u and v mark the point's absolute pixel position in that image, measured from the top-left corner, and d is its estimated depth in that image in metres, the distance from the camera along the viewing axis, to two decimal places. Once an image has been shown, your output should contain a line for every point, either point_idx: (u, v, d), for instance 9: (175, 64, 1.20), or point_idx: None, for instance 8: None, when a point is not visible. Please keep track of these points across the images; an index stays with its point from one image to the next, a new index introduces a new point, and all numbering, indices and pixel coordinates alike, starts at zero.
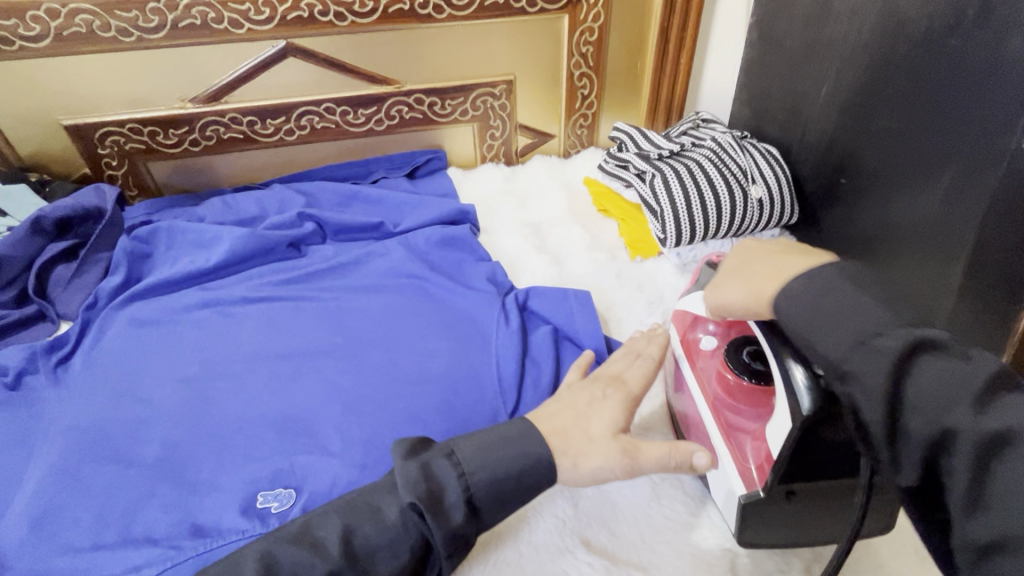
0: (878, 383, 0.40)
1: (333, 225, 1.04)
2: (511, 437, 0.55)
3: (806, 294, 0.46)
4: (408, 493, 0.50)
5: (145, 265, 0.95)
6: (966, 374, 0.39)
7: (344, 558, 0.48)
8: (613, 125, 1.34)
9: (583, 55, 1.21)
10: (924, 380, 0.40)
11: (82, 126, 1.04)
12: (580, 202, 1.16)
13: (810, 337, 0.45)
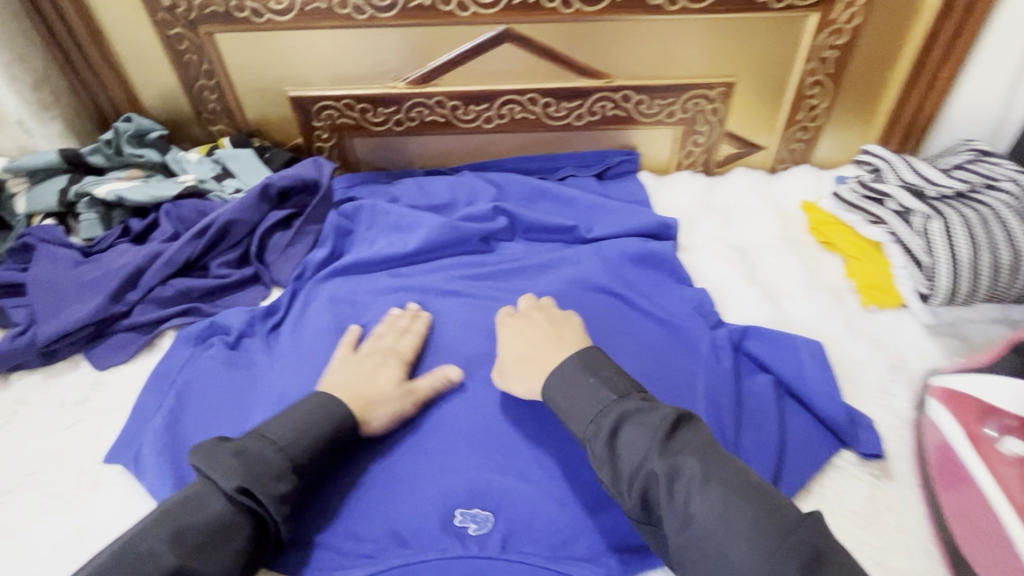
0: (634, 450, 0.55)
1: (525, 223, 0.99)
2: (308, 411, 0.64)
3: (571, 396, 0.62)
4: (229, 480, 0.55)
5: (344, 242, 0.96)
6: (621, 407, 0.59)
7: (181, 558, 0.51)
8: (837, 140, 1.16)
9: (823, 60, 1.04)
10: (628, 433, 0.57)
11: (304, 99, 1.09)
12: (794, 228, 1.01)
13: (579, 428, 0.60)
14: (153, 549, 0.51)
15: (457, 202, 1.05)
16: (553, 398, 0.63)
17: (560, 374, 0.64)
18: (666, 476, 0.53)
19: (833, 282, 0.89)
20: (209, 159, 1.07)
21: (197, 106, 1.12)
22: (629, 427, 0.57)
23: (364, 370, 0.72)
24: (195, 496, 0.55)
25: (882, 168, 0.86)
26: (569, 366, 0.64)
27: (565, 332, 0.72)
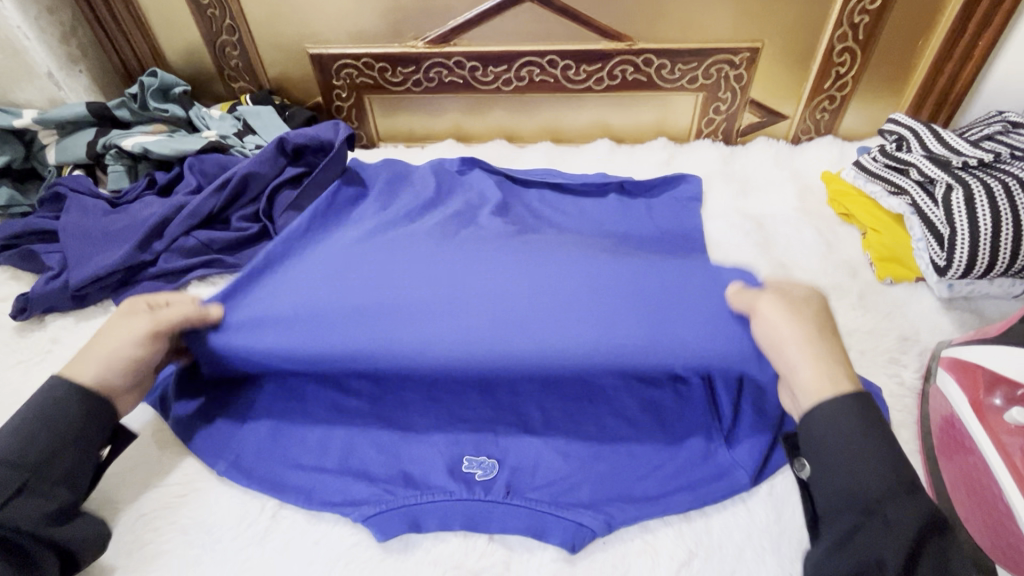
0: (884, 485, 0.50)
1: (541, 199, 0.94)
2: (46, 400, 0.57)
3: (847, 424, 0.52)
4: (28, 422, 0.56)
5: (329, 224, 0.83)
6: (939, 538, 0.48)
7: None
8: (864, 111, 1.13)
9: (854, 26, 1.01)
10: (931, 552, 0.48)
11: (324, 57, 1.10)
12: (811, 199, 1.00)
13: (854, 469, 0.51)
14: None
15: (461, 204, 0.90)
16: (826, 435, 0.53)
17: (839, 412, 0.53)
18: None
19: (848, 254, 0.89)
20: (231, 116, 1.09)
21: (219, 63, 1.13)
22: (928, 548, 0.48)
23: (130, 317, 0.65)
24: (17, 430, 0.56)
25: (908, 137, 0.84)
26: (852, 407, 0.53)
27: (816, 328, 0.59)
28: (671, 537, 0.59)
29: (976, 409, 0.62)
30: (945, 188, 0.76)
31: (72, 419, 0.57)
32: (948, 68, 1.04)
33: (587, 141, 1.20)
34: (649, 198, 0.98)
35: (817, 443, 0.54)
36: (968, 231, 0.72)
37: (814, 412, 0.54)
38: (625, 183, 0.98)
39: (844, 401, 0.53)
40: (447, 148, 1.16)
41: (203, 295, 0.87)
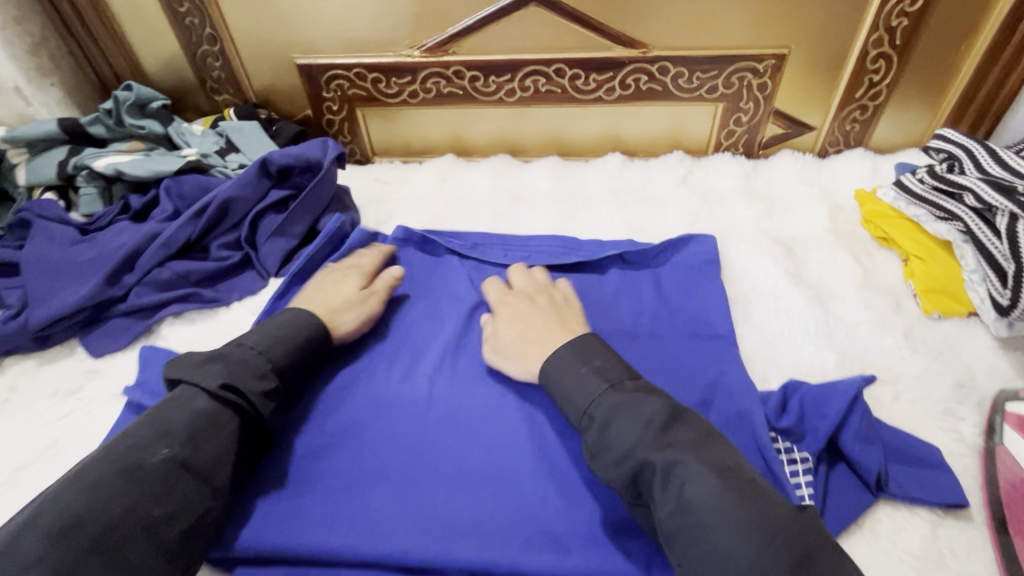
0: (706, 496, 0.45)
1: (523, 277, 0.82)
2: (194, 407, 0.56)
3: (568, 357, 0.59)
4: (215, 377, 0.57)
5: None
6: (640, 412, 0.51)
7: (176, 450, 0.52)
8: (897, 121, 1.04)
9: (891, 30, 0.92)
10: (624, 421, 0.51)
11: (313, 67, 1.02)
12: (844, 220, 0.91)
13: (574, 392, 0.56)
14: (179, 406, 0.56)
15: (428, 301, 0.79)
16: (551, 378, 0.59)
17: (560, 358, 0.59)
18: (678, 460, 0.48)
19: (888, 284, 0.81)
20: (213, 132, 1.01)
21: (201, 74, 1.05)
22: (630, 412, 0.52)
23: (325, 283, 0.74)
24: (176, 400, 0.56)
25: (959, 157, 0.75)
26: (565, 350, 0.59)
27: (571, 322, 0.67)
28: None
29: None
30: (1008, 219, 0.67)
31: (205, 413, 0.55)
32: (993, 73, 0.94)
33: (596, 154, 1.11)
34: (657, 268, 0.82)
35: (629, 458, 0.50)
36: None
37: (546, 374, 0.60)
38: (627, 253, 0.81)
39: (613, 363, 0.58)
40: (446, 163, 1.08)
41: (178, 333, 0.79)
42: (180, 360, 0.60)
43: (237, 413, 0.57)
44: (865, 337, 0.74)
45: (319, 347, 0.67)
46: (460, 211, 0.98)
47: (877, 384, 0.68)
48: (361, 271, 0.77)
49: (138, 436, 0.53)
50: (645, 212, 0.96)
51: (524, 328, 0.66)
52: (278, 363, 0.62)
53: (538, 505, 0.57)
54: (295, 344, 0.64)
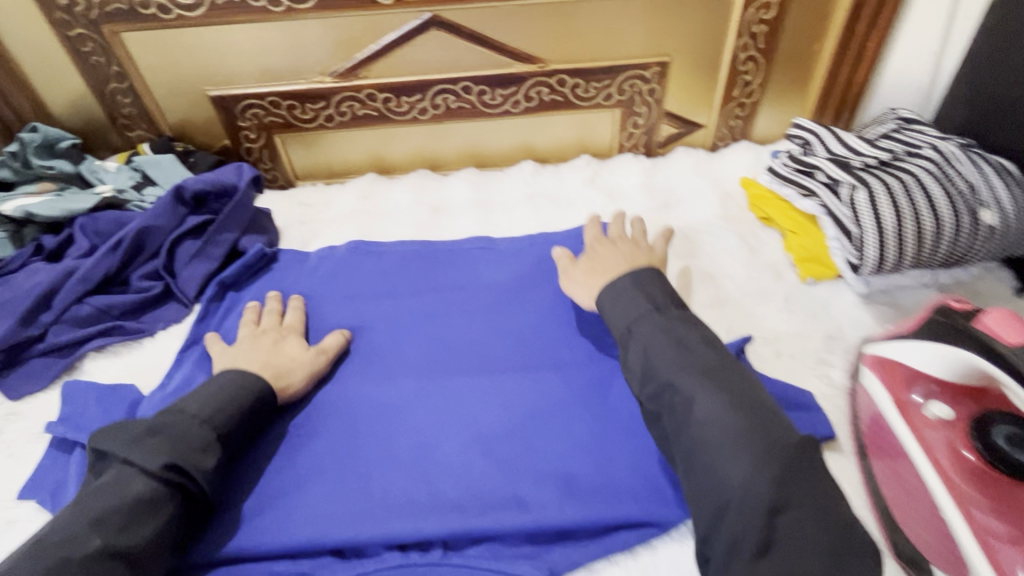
0: (711, 414, 0.51)
1: (445, 282, 0.89)
2: (134, 475, 0.53)
3: (623, 287, 0.66)
4: (154, 458, 0.54)
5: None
6: (675, 338, 0.59)
7: (111, 540, 0.49)
8: (773, 115, 1.17)
9: (754, 36, 1.05)
10: (656, 349, 0.58)
11: (226, 98, 1.04)
12: (733, 205, 1.02)
13: (611, 317, 0.65)
14: (110, 487, 0.52)
15: (354, 311, 0.85)
16: (604, 306, 0.67)
17: (618, 285, 0.66)
18: (691, 393, 0.53)
19: (771, 258, 0.91)
20: (128, 167, 1.02)
21: (111, 111, 1.06)
22: (658, 338, 0.59)
23: (264, 345, 0.74)
24: (112, 480, 0.53)
25: (812, 141, 0.86)
26: (624, 281, 0.66)
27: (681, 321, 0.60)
28: None
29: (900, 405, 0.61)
30: (850, 189, 0.78)
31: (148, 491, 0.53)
32: (844, 69, 1.08)
33: (511, 163, 1.18)
34: None
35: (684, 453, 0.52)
36: (875, 229, 0.74)
37: (601, 298, 0.67)
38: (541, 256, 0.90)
39: (631, 287, 0.65)
40: (368, 182, 1.12)
41: (101, 367, 0.78)
42: (115, 428, 0.57)
43: (179, 494, 0.55)
44: (752, 306, 0.83)
45: (263, 408, 0.66)
46: (383, 226, 1.02)
47: (763, 344, 0.77)
48: (293, 331, 0.78)
49: (71, 519, 0.50)
50: (556, 213, 1.03)
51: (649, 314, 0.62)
52: (222, 435, 0.60)
53: (461, 476, 0.64)
54: (239, 408, 0.63)
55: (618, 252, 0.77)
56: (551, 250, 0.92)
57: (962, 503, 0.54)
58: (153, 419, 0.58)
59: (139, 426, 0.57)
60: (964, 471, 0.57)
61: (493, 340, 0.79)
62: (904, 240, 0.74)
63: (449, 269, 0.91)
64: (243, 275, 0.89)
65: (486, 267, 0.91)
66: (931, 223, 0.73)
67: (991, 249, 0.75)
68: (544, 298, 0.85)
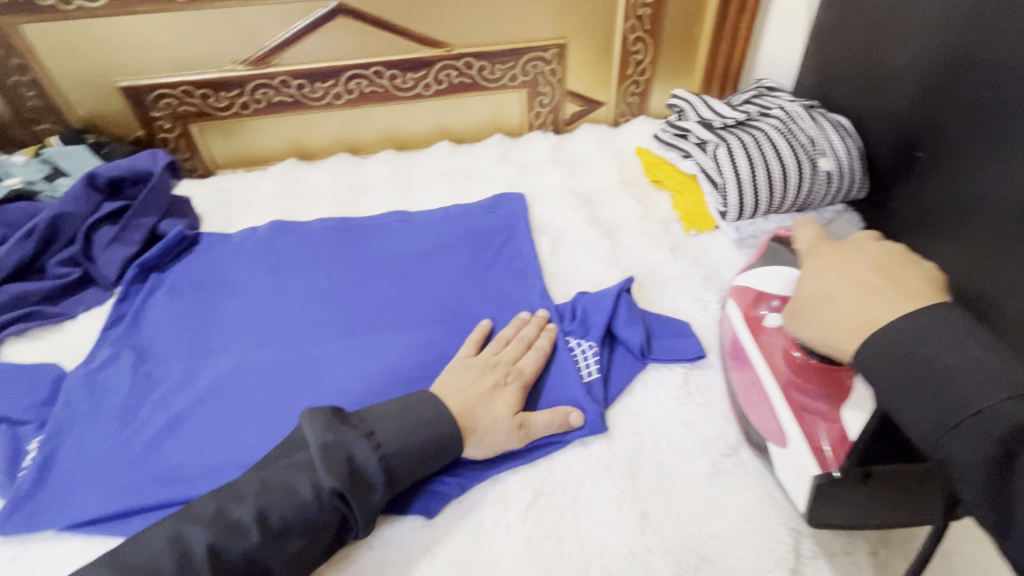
0: (974, 375, 0.39)
1: (366, 253, 0.95)
2: (374, 471, 0.56)
3: (881, 344, 0.43)
4: (331, 476, 0.54)
5: (141, 358, 0.78)
6: (910, 343, 0.42)
7: (263, 543, 0.51)
8: (665, 92, 1.29)
9: (639, 18, 1.15)
10: (884, 360, 0.43)
11: (136, 88, 1.05)
12: (630, 172, 1.12)
13: (886, 389, 0.42)
14: (288, 483, 0.54)
15: (277, 284, 0.89)
16: (870, 370, 0.43)
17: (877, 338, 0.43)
18: (936, 363, 0.40)
19: (661, 215, 1.02)
20: (37, 160, 1.01)
21: (14, 105, 1.05)
22: (898, 350, 0.42)
23: (481, 387, 0.66)
24: (289, 476, 0.55)
25: (685, 109, 0.98)
26: (891, 327, 0.43)
27: (912, 279, 0.47)
28: (518, 484, 0.64)
29: (748, 320, 0.70)
30: (713, 146, 0.90)
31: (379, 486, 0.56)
32: (720, 48, 1.21)
33: (429, 145, 1.25)
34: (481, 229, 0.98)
35: (868, 358, 0.44)
36: (733, 177, 0.86)
37: (866, 351, 0.44)
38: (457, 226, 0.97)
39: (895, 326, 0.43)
40: (288, 167, 1.16)
41: (21, 350, 0.80)
42: (318, 419, 0.57)
43: (340, 512, 0.55)
44: (643, 256, 0.93)
45: (449, 456, 0.61)
46: (305, 206, 1.06)
47: (650, 287, 0.88)
48: (522, 380, 0.69)
49: (242, 503, 0.53)
50: (471, 187, 1.11)
51: (845, 277, 0.50)
52: (393, 472, 0.57)
53: None
54: (435, 433, 0.61)
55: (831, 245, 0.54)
56: (465, 219, 1.00)
57: (785, 389, 0.61)
58: (350, 428, 0.58)
59: (335, 430, 0.57)
60: (804, 366, 0.60)
61: (414, 302, 0.86)
62: (757, 187, 0.86)
63: (369, 242, 0.96)
64: (164, 257, 0.92)
65: (404, 237, 0.97)
66: (778, 167, 0.85)
67: (828, 194, 0.88)
68: (458, 261, 0.92)
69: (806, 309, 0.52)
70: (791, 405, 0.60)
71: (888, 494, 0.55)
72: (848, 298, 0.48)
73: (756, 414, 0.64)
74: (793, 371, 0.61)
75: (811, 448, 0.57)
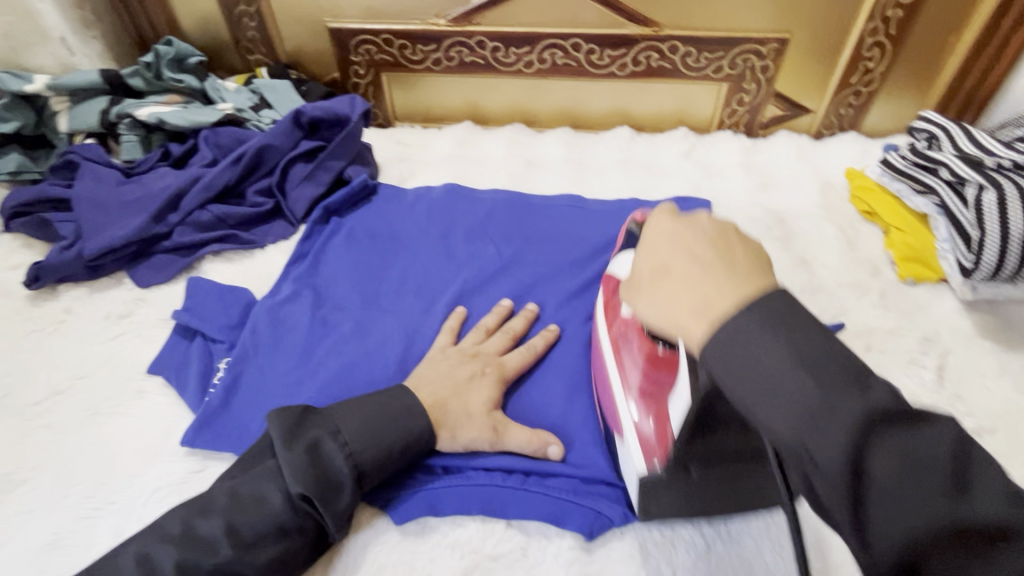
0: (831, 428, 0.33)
1: (535, 234, 0.90)
2: (263, 474, 0.55)
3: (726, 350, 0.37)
4: (297, 483, 0.52)
5: (319, 301, 0.80)
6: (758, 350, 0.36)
7: (237, 554, 0.51)
8: (889, 108, 1.11)
9: (886, 20, 0.99)
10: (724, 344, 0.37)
11: (343, 31, 1.08)
12: (834, 195, 0.98)
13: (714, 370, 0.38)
14: (249, 497, 0.53)
15: (446, 248, 0.88)
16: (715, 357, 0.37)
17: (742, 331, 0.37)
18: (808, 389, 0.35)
19: (870, 253, 0.88)
20: (247, 89, 1.07)
21: (236, 34, 1.11)
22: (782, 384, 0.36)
23: (457, 376, 0.65)
24: (249, 493, 0.53)
25: (938, 136, 0.84)
26: (751, 327, 0.37)
27: (740, 259, 0.41)
28: (689, 530, 0.58)
29: (606, 305, 0.66)
30: (976, 189, 0.76)
31: (344, 501, 0.54)
32: (979, 65, 1.01)
33: (606, 127, 1.17)
34: None
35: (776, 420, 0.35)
36: (998, 234, 0.72)
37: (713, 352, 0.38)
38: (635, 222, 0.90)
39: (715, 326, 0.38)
40: (464, 130, 1.14)
41: (217, 270, 0.86)
42: (281, 423, 0.55)
43: (313, 517, 0.54)
44: (846, 298, 0.81)
45: (423, 448, 0.60)
46: (478, 173, 1.04)
47: (853, 336, 0.77)
48: (499, 373, 0.67)
49: (209, 517, 0.52)
50: (650, 182, 1.03)
51: (681, 246, 0.43)
52: (364, 470, 0.56)
53: (548, 417, 0.67)
54: (409, 435, 0.58)
55: (696, 233, 0.44)
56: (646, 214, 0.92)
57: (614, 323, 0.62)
58: (309, 429, 0.55)
59: (296, 436, 0.54)
60: (650, 356, 0.55)
61: (583, 298, 0.81)
62: None
63: (540, 221, 0.92)
64: (345, 203, 0.93)
65: (578, 223, 0.92)
66: None
67: None
68: None
69: (644, 282, 0.44)
70: (630, 410, 0.56)
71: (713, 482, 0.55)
72: (684, 269, 0.41)
73: (604, 398, 0.63)
74: (642, 363, 0.56)
75: (639, 442, 0.55)
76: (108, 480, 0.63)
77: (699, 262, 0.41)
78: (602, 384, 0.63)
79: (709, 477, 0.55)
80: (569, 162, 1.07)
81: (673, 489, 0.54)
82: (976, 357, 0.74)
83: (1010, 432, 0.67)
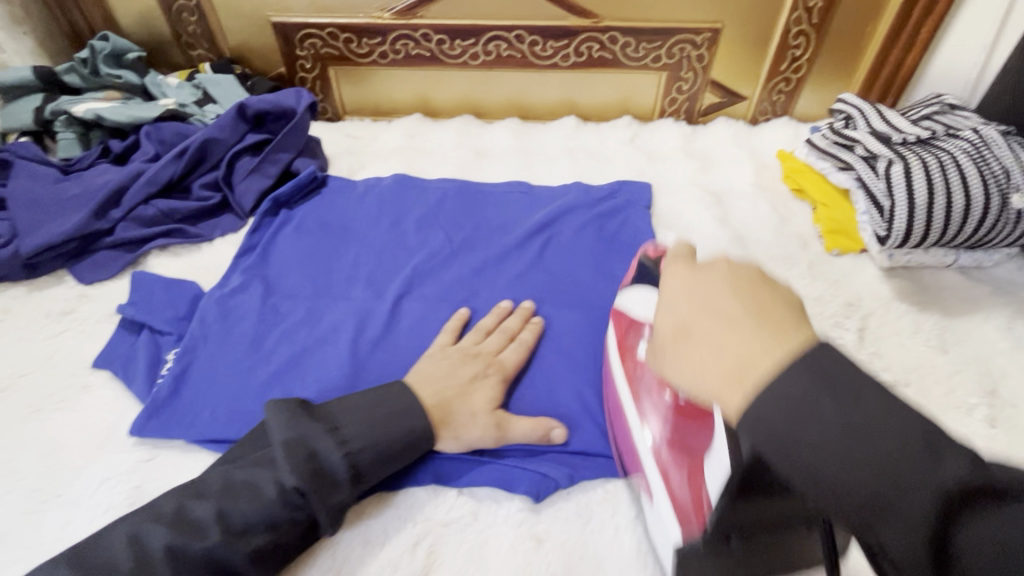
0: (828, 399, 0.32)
1: (485, 218, 0.93)
2: (255, 464, 0.55)
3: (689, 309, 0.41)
4: (294, 475, 0.52)
5: (269, 290, 0.80)
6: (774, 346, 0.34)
7: (224, 541, 0.50)
8: (817, 94, 1.18)
9: (808, 10, 1.05)
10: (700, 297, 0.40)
11: (288, 25, 1.08)
12: (767, 176, 1.04)
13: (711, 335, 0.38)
14: (246, 486, 0.53)
15: (395, 234, 0.90)
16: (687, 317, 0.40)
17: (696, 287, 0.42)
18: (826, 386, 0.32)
19: (800, 228, 0.94)
20: (190, 84, 1.06)
21: (177, 29, 1.10)
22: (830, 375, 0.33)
23: None
24: (247, 482, 0.54)
25: (854, 116, 0.90)
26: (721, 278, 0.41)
27: (776, 312, 0.38)
28: (630, 486, 0.61)
29: (620, 346, 0.63)
30: (887, 162, 0.82)
31: (336, 495, 0.54)
32: (894, 52, 1.08)
33: (554, 118, 1.20)
34: (604, 208, 0.94)
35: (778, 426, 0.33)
36: (906, 202, 0.79)
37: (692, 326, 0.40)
38: (579, 203, 0.94)
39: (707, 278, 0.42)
40: (414, 122, 1.15)
41: (164, 264, 0.85)
42: (281, 415, 0.56)
43: (306, 510, 0.54)
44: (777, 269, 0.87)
45: (422, 448, 0.60)
46: (428, 164, 1.06)
47: None
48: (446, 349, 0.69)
49: (203, 502, 0.52)
50: (595, 168, 1.06)
51: (701, 302, 0.41)
52: (360, 468, 0.55)
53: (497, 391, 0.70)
54: (412, 434, 0.59)
55: (700, 280, 0.42)
56: (590, 195, 0.95)
57: (626, 353, 0.62)
58: (311, 421, 0.56)
59: (298, 426, 0.55)
60: (676, 406, 0.53)
61: (531, 279, 0.83)
62: (930, 215, 0.78)
63: (489, 205, 0.95)
64: (295, 195, 0.93)
65: (526, 207, 0.95)
66: (961, 200, 0.77)
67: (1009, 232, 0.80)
68: (581, 239, 0.89)
69: (667, 346, 0.42)
70: (659, 458, 0.53)
71: (748, 550, 0.50)
72: (705, 327, 0.39)
73: (623, 442, 0.61)
74: (669, 416, 0.53)
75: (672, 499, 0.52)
76: (53, 475, 0.63)
77: (719, 308, 0.39)
78: (618, 417, 0.62)
79: (749, 549, 0.50)
80: (517, 151, 1.10)
81: (714, 558, 0.50)
82: (893, 318, 0.80)
83: (922, 384, 0.73)
